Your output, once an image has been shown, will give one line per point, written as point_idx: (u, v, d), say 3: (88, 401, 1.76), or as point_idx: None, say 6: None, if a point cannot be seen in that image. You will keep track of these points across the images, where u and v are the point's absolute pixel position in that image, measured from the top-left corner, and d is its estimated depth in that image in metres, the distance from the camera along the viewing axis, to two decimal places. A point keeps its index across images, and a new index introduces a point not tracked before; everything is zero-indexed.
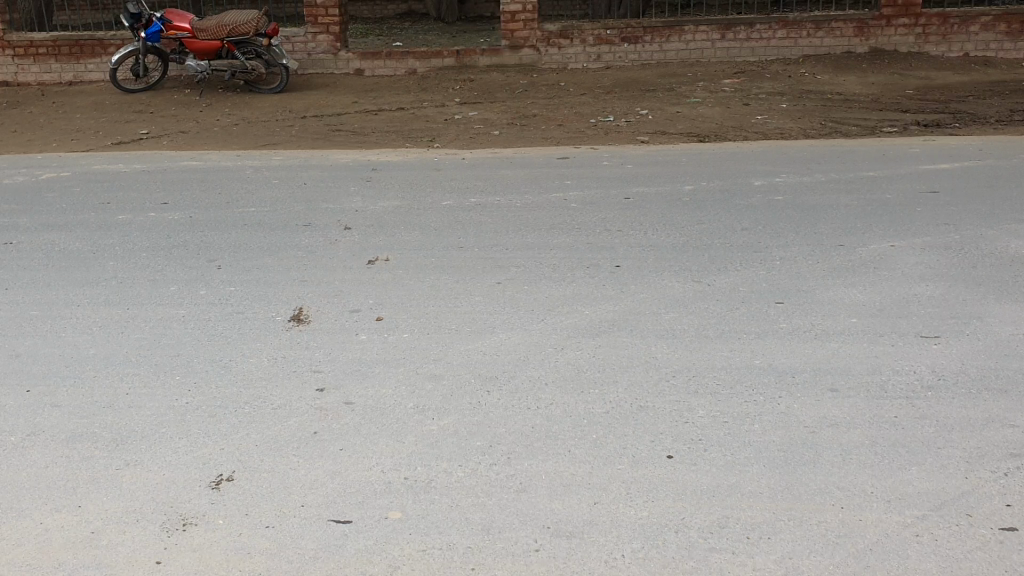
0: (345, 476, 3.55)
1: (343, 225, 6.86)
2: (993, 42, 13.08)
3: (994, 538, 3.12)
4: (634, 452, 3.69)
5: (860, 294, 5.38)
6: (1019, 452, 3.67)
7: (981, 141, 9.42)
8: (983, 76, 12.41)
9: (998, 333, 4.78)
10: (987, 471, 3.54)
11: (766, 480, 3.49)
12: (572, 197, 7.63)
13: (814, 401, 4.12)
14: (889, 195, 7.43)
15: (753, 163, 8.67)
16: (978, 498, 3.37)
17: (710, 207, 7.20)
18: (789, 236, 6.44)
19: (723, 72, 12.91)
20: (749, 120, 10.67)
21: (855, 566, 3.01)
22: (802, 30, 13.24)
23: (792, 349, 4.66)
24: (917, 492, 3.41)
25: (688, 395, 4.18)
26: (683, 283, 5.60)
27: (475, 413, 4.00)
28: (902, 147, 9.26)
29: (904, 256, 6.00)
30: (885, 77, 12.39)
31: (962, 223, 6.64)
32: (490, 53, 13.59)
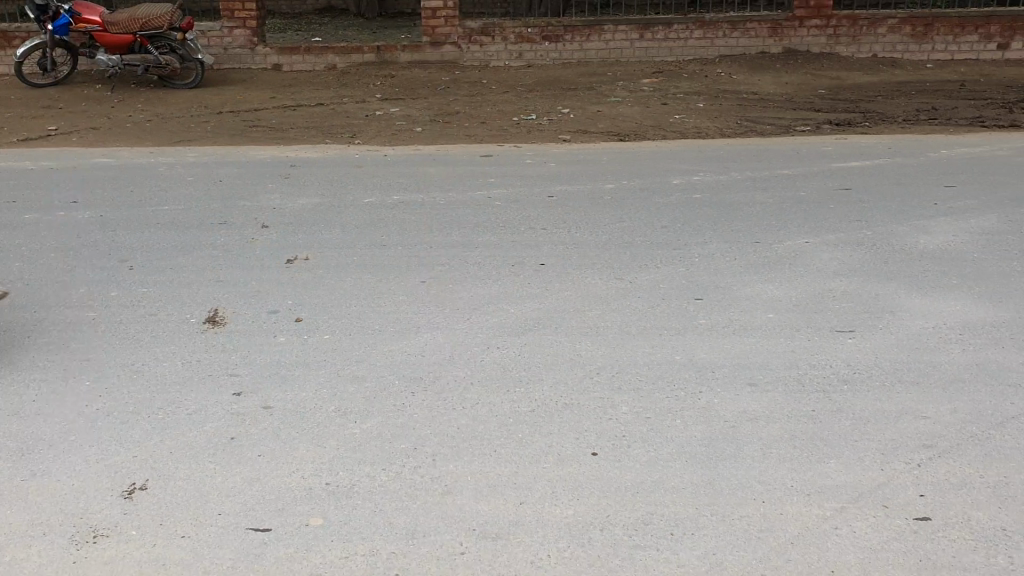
0: (265, 482, 3.45)
1: (260, 223, 6.72)
2: (899, 45, 13.42)
3: (909, 528, 3.21)
4: (559, 450, 3.68)
5: (777, 289, 5.48)
6: (929, 443, 3.78)
7: (889, 140, 9.72)
8: (890, 77, 12.77)
9: (909, 326, 4.92)
10: (901, 462, 3.63)
11: (688, 476, 3.51)
12: (495, 194, 7.62)
13: (735, 395, 4.18)
14: (803, 193, 7.58)
15: (671, 161, 8.78)
16: (892, 489, 3.45)
17: (632, 206, 7.25)
18: (709, 234, 6.53)
19: (642, 72, 13.05)
20: (667, 119, 10.81)
21: (777, 559, 3.04)
22: (718, 31, 13.46)
23: (713, 345, 4.72)
24: (834, 484, 3.48)
25: (612, 391, 4.19)
26: (606, 280, 5.62)
27: (398, 416, 3.94)
28: (814, 145, 9.49)
29: (817, 252, 6.14)
30: (798, 77, 12.68)
31: (871, 219, 6.83)
32: (411, 49, 13.53)
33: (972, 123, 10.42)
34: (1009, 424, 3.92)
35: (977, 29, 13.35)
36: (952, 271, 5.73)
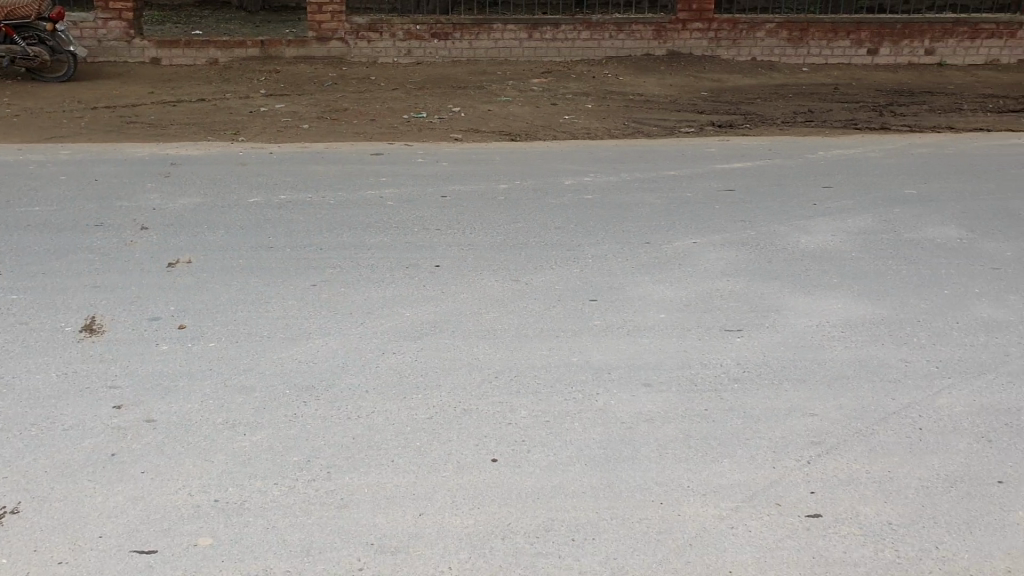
0: (149, 501, 3.28)
1: (140, 224, 6.43)
2: (777, 48, 13.83)
3: (801, 525, 3.28)
4: (458, 457, 3.63)
5: (669, 289, 5.56)
6: (817, 439, 3.89)
7: (769, 141, 10.03)
8: (768, 80, 13.17)
9: (794, 324, 5.06)
10: (791, 459, 3.72)
11: (588, 480, 3.51)
12: (386, 193, 7.50)
13: (631, 396, 4.21)
14: (690, 194, 7.74)
15: (562, 161, 8.83)
16: (784, 486, 3.53)
17: (525, 206, 7.26)
18: (601, 234, 6.58)
19: (531, 71, 13.10)
20: (557, 119, 10.88)
21: (677, 561, 3.07)
22: (604, 32, 13.61)
23: (608, 345, 4.75)
24: (729, 483, 3.53)
25: (510, 395, 4.16)
26: (502, 282, 5.60)
27: (290, 427, 3.81)
28: (699, 146, 9.71)
29: (705, 252, 6.26)
30: (682, 79, 12.96)
31: (755, 220, 7.02)
32: (297, 44, 13.25)
33: (845, 125, 10.84)
34: (891, 419, 4.07)
35: (848, 35, 13.81)
36: (832, 269, 5.93)
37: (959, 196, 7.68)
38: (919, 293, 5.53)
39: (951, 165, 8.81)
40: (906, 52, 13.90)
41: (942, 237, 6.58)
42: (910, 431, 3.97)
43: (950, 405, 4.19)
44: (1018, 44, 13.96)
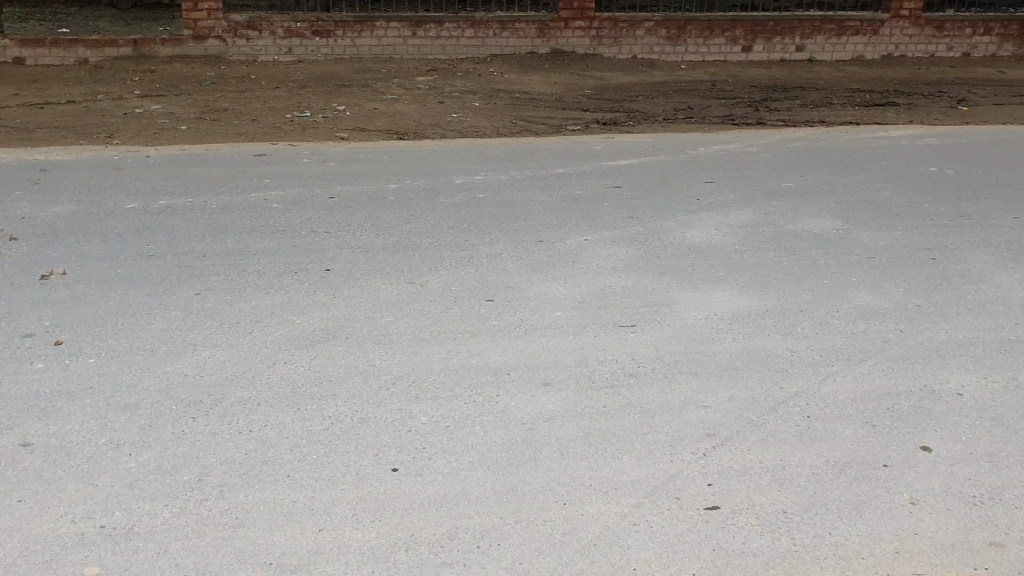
0: (28, 531, 3.10)
1: (7, 234, 6.09)
2: (656, 46, 13.97)
3: (701, 518, 3.35)
4: (357, 468, 3.55)
5: (563, 287, 5.59)
6: (712, 431, 3.96)
7: (654, 137, 10.23)
8: (650, 77, 13.41)
9: (686, 319, 5.15)
10: (689, 453, 3.78)
11: (490, 484, 3.49)
12: (272, 196, 7.31)
13: (530, 396, 4.21)
14: (580, 191, 7.81)
15: (451, 160, 8.79)
16: (683, 480, 3.59)
17: (415, 206, 7.19)
18: (494, 234, 6.56)
19: (416, 69, 12.99)
20: (444, 117, 10.83)
21: (582, 563, 3.08)
22: (488, 30, 13.59)
23: (505, 346, 4.73)
24: (630, 479, 3.57)
25: (408, 402, 4.10)
26: (395, 285, 5.52)
27: (179, 445, 3.66)
28: (586, 144, 9.82)
29: (596, 249, 6.33)
30: (566, 76, 13.08)
31: (644, 216, 7.13)
32: (172, 42, 12.88)
33: (724, 121, 11.14)
34: (781, 408, 4.19)
35: (723, 33, 14.02)
36: (719, 263, 6.08)
37: (834, 188, 7.98)
38: (801, 283, 5.71)
39: (825, 158, 9.16)
40: (778, 48, 14.16)
41: (820, 228, 6.82)
42: (799, 420, 4.09)
43: (835, 392, 4.34)
44: (882, 42, 14.32)
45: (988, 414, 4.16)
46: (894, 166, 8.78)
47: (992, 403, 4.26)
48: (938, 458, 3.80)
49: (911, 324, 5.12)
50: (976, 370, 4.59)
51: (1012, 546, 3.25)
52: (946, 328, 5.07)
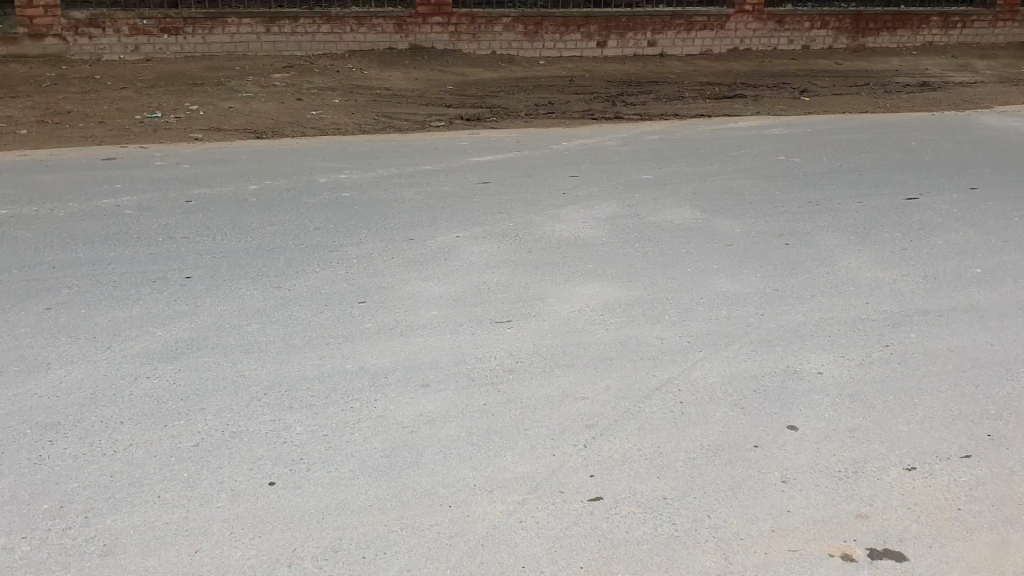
0: None
1: None
2: (514, 42, 14.03)
3: (585, 510, 3.39)
4: (232, 484, 3.43)
5: (436, 286, 5.54)
6: (591, 423, 4.01)
7: (517, 133, 10.29)
8: (510, 72, 13.46)
9: (560, 312, 5.19)
10: (570, 445, 3.82)
11: (373, 492, 3.43)
12: (125, 201, 6.97)
13: (408, 399, 4.15)
14: (447, 188, 7.77)
15: (313, 159, 8.59)
16: (566, 473, 3.62)
17: (279, 207, 7.00)
18: (362, 233, 6.45)
19: (272, 66, 12.64)
20: (303, 115, 10.58)
21: (470, 565, 3.08)
22: (345, 26, 13.35)
23: (380, 348, 4.65)
24: (514, 476, 3.58)
25: (282, 412, 3.97)
26: (262, 290, 5.34)
27: (36, 471, 3.44)
28: (451, 140, 9.79)
29: (466, 245, 6.31)
30: (427, 72, 12.99)
31: (512, 211, 7.16)
32: (6, 42, 12.26)
33: (584, 115, 11.32)
34: (655, 395, 4.27)
35: (579, 28, 14.21)
36: (587, 255, 6.15)
37: (692, 178, 8.22)
38: (666, 272, 5.85)
39: (682, 149, 9.43)
40: (631, 44, 14.50)
41: (681, 218, 7.00)
42: (674, 406, 4.18)
43: (706, 376, 4.47)
44: (728, 36, 14.81)
45: (846, 391, 4.37)
46: (747, 156, 9.12)
47: (849, 380, 4.47)
48: (804, 436, 3.96)
49: (771, 308, 5.32)
50: (833, 349, 4.81)
51: (876, 517, 3.42)
52: (803, 310, 5.29)
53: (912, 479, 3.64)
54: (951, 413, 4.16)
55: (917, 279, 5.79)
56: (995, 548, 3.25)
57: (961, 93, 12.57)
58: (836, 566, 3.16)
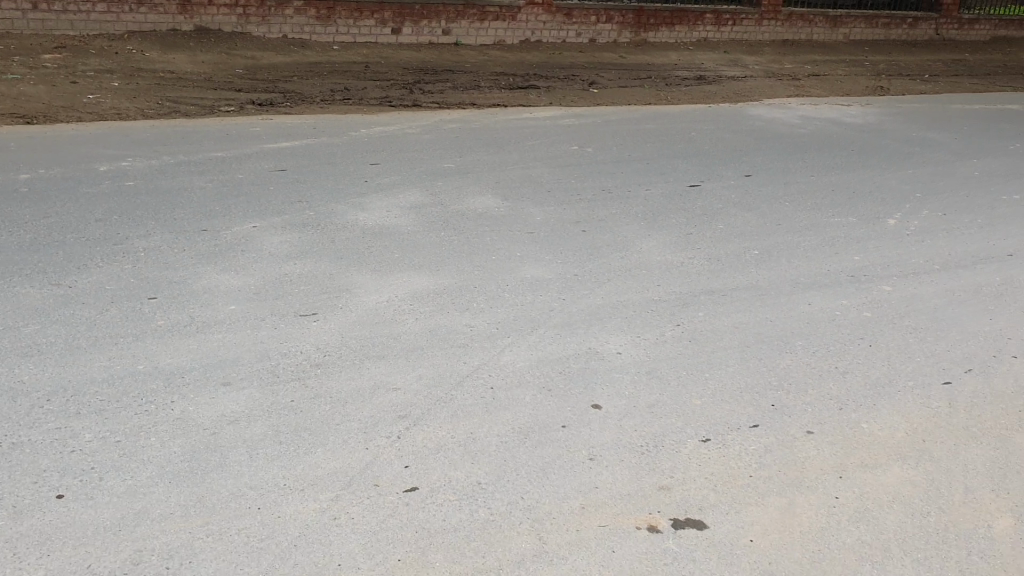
0: None
1: None
2: (306, 26, 13.64)
3: (400, 502, 3.38)
4: (15, 501, 3.21)
5: (234, 278, 5.32)
6: (404, 413, 3.98)
7: (313, 119, 10.04)
8: (303, 57, 13.08)
9: (365, 302, 5.11)
10: (383, 437, 3.78)
11: (174, 499, 3.28)
12: None
13: (208, 398, 3.97)
14: (241, 176, 7.47)
15: (92, 146, 8.03)
16: (380, 466, 3.59)
17: (55, 198, 6.49)
18: (151, 225, 6.09)
19: (41, 46, 11.69)
20: (79, 99, 9.86)
21: (283, 567, 3.00)
22: (123, 5, 12.53)
23: (176, 347, 4.41)
24: (326, 474, 3.51)
25: (69, 419, 3.71)
26: (40, 288, 4.94)
27: None
28: (243, 126, 9.42)
29: (264, 235, 6.09)
30: (214, 55, 12.42)
31: (311, 199, 6.98)
32: None
33: (380, 103, 11.19)
34: (465, 382, 4.29)
35: (373, 15, 14.01)
36: (391, 244, 6.10)
37: (492, 166, 8.31)
38: (471, 260, 5.88)
39: (480, 138, 9.52)
40: (426, 32, 14.44)
41: (482, 206, 7.06)
42: (484, 392, 4.21)
43: (513, 361, 4.53)
44: (519, 27, 15.08)
45: (644, 369, 4.56)
46: (542, 145, 9.32)
47: (646, 359, 4.67)
48: (608, 414, 4.10)
49: (572, 292, 5.47)
50: (630, 330, 5.01)
51: (678, 487, 3.60)
52: (602, 294, 5.48)
53: (708, 450, 3.86)
54: (739, 385, 4.43)
55: (704, 261, 6.12)
56: (784, 510, 3.49)
57: (734, 87, 13.38)
58: (643, 537, 3.29)
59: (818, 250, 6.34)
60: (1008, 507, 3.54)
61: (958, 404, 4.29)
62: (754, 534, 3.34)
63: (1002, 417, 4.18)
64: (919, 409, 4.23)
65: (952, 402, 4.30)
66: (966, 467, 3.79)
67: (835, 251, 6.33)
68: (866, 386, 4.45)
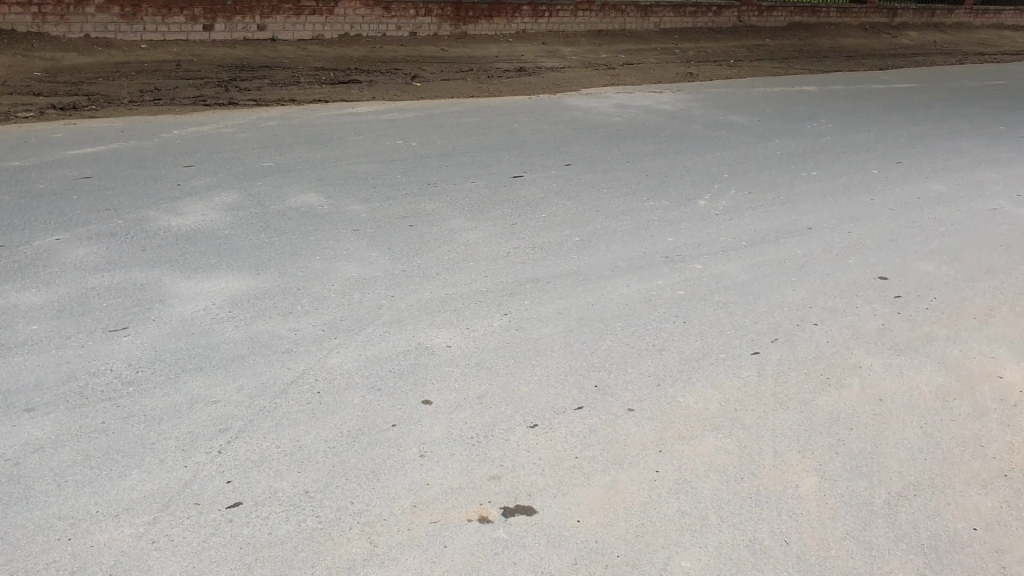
0: None
1: None
2: (111, 24, 12.95)
3: (223, 518, 3.28)
4: None
5: (36, 295, 5.00)
6: (225, 426, 3.85)
7: (121, 121, 9.55)
8: (108, 57, 12.41)
9: (181, 312, 4.90)
10: (203, 453, 3.65)
11: None
12: None
13: (10, 428, 3.73)
14: (43, 185, 7.02)
15: None
16: (200, 483, 3.47)
17: None
18: None
19: None
20: None
21: None
22: None
23: None
24: (142, 496, 3.37)
25: None
26: None
27: None
28: (44, 131, 8.86)
29: (70, 247, 5.76)
30: (8, 58, 11.62)
31: (120, 207, 6.63)
32: None
33: (194, 102, 10.76)
34: (290, 389, 4.19)
35: (182, 11, 13.44)
36: (208, 249, 5.88)
37: (314, 164, 8.14)
38: (294, 261, 5.75)
39: (300, 135, 9.30)
40: (240, 28, 13.97)
41: (305, 205, 6.91)
42: (310, 397, 4.13)
43: (340, 363, 4.46)
44: (337, 21, 14.83)
45: (473, 361, 4.59)
46: (364, 140, 9.20)
47: (474, 351, 4.70)
48: (438, 409, 4.10)
49: (399, 288, 5.43)
50: (459, 322, 5.02)
51: (508, 476, 3.64)
52: (429, 288, 5.47)
53: (535, 436, 3.92)
54: (565, 370, 4.53)
55: (527, 250, 6.22)
56: (608, 488, 3.60)
57: (553, 77, 13.63)
58: (474, 529, 3.32)
59: (636, 234, 6.56)
60: (813, 466, 3.77)
61: (766, 372, 4.54)
62: (581, 514, 3.43)
63: (804, 381, 4.45)
64: (731, 381, 4.44)
65: (761, 371, 4.55)
66: (774, 432, 4.01)
67: (651, 233, 6.58)
68: (683, 362, 4.64)
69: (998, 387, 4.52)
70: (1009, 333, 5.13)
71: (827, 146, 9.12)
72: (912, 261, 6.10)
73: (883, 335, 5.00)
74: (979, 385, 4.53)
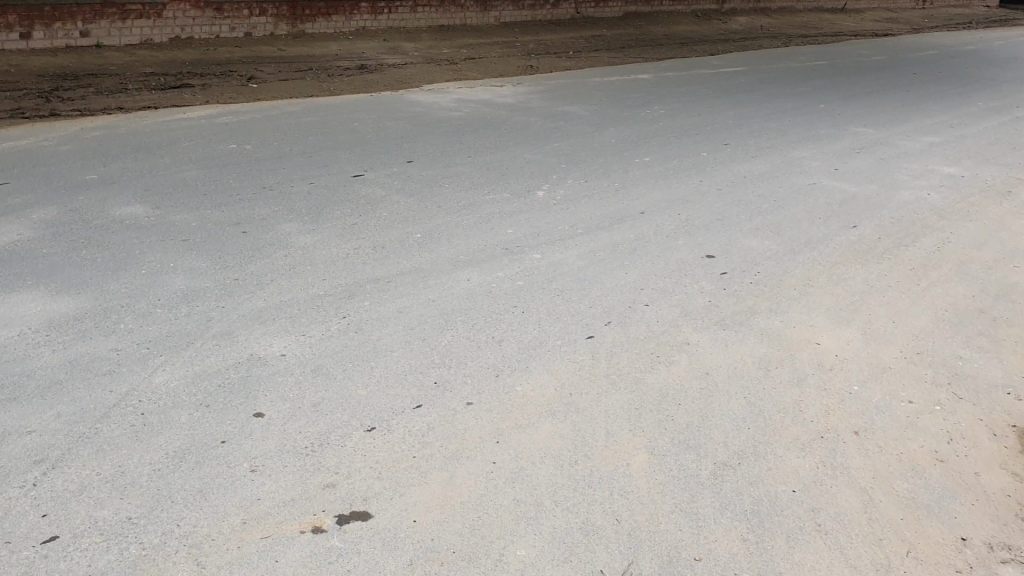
0: None
1: None
2: None
3: (38, 555, 3.11)
4: None
5: None
6: (41, 457, 3.65)
7: None
8: None
9: None
10: (16, 488, 3.45)
11: None
12: None
13: None
14: None
15: None
16: (12, 520, 3.28)
17: None
18: None
19: None
20: None
21: None
22: None
23: None
24: None
25: None
26: None
27: None
28: None
29: None
30: None
31: None
32: None
33: (11, 115, 10.15)
34: (112, 412, 4.00)
35: None
36: (24, 270, 5.55)
37: (142, 174, 7.81)
38: (118, 277, 5.50)
39: (128, 144, 8.90)
40: (60, 35, 13.25)
41: (131, 217, 6.63)
42: (134, 419, 3.96)
43: (167, 381, 4.29)
44: (167, 24, 14.27)
45: (308, 367, 4.50)
46: (197, 146, 8.89)
47: (310, 356, 4.61)
48: (270, 420, 4.00)
49: (231, 298, 5.28)
50: (294, 329, 4.92)
51: (343, 483, 3.59)
52: (263, 296, 5.33)
53: (372, 439, 3.88)
54: (403, 369, 4.50)
55: (367, 250, 6.15)
56: (445, 485, 3.60)
57: (394, 74, 13.54)
58: (306, 540, 3.25)
59: (476, 228, 6.59)
60: (644, 444, 3.88)
61: (601, 355, 4.64)
62: (418, 514, 3.41)
63: (635, 362, 4.58)
64: (566, 366, 4.52)
65: (595, 355, 4.64)
66: (607, 413, 4.11)
67: (491, 226, 6.62)
68: (520, 352, 4.69)
69: (816, 353, 4.76)
70: (826, 301, 5.42)
71: (659, 132, 9.40)
72: (738, 238, 6.36)
73: (710, 311, 5.20)
74: (798, 352, 4.77)
